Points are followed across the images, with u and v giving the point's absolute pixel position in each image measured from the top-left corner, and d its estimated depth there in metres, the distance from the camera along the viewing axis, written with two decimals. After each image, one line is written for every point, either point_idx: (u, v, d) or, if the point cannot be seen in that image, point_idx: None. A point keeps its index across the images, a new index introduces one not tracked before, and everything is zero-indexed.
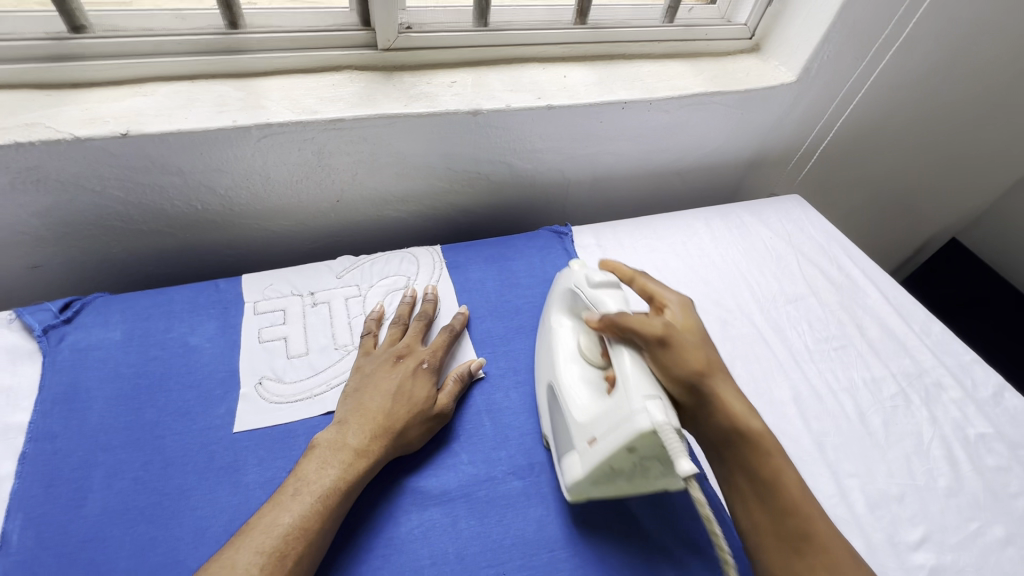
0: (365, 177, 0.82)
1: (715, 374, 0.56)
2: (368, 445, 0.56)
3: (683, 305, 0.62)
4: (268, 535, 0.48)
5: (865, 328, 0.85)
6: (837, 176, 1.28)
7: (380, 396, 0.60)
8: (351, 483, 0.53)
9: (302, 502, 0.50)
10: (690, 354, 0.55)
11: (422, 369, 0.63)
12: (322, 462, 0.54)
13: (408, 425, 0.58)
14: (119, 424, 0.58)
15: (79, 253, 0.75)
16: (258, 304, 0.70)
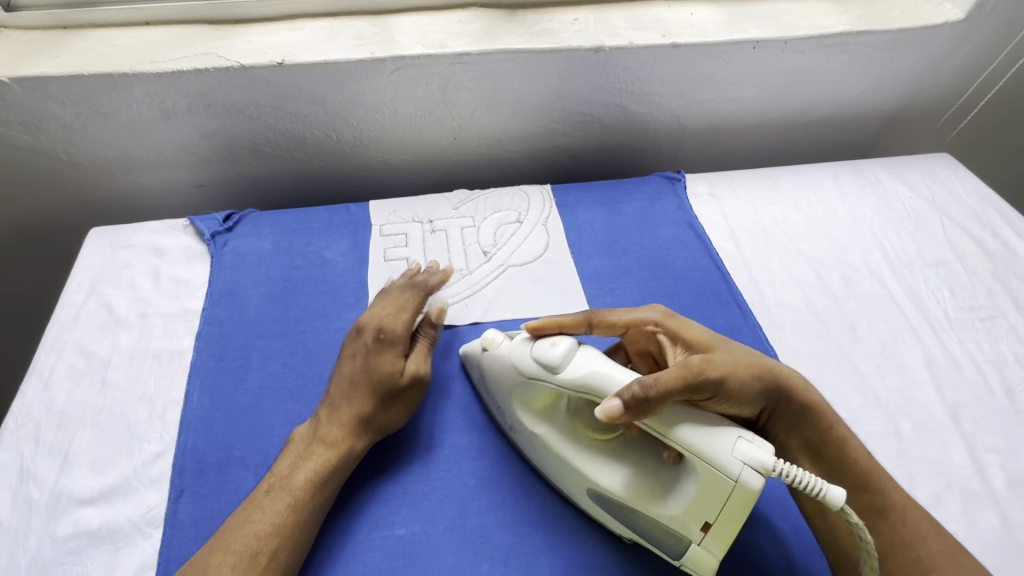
0: (483, 115, 0.85)
1: (762, 364, 0.52)
2: (337, 433, 0.55)
3: (666, 317, 0.56)
4: (308, 449, 0.54)
5: (1020, 300, 0.76)
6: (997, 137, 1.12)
7: (346, 376, 0.58)
8: (327, 473, 0.53)
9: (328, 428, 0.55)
10: (737, 360, 0.51)
11: (382, 336, 0.59)
12: (331, 407, 0.56)
13: (376, 405, 0.56)
14: (271, 319, 0.66)
15: (233, 175, 0.85)
16: (384, 227, 0.76)
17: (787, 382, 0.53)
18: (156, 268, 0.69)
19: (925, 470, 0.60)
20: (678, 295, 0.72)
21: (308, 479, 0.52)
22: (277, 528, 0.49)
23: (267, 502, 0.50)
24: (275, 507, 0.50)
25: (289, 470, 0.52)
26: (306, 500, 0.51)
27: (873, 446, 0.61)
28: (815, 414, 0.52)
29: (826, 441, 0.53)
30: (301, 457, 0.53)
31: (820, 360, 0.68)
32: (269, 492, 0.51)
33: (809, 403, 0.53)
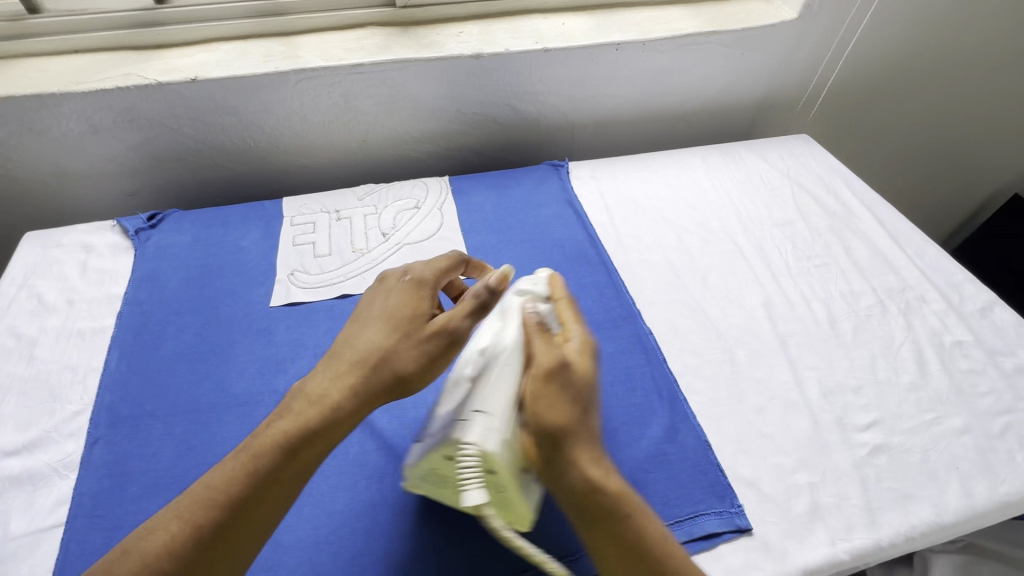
0: (386, 118, 0.96)
1: (574, 424, 0.48)
2: (331, 384, 0.49)
3: (585, 345, 0.51)
4: (298, 406, 0.49)
5: (851, 248, 0.88)
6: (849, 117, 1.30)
7: (371, 320, 0.53)
8: (308, 430, 0.47)
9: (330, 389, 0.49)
10: (558, 405, 0.48)
11: (404, 282, 0.55)
12: (336, 362, 0.51)
13: (388, 352, 0.51)
14: (187, 298, 0.75)
15: (163, 183, 0.95)
16: (295, 218, 0.86)
17: (598, 453, 0.48)
18: (84, 262, 0.78)
19: (753, 387, 0.70)
20: (553, 260, 0.83)
21: (285, 442, 0.46)
22: (233, 495, 0.44)
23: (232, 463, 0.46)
24: (239, 470, 0.45)
25: (268, 427, 0.48)
26: (273, 469, 0.46)
27: (709, 370, 0.71)
28: (592, 495, 0.47)
29: (591, 513, 0.47)
30: (284, 415, 0.48)
31: (673, 305, 0.78)
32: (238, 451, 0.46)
33: (594, 476, 0.47)
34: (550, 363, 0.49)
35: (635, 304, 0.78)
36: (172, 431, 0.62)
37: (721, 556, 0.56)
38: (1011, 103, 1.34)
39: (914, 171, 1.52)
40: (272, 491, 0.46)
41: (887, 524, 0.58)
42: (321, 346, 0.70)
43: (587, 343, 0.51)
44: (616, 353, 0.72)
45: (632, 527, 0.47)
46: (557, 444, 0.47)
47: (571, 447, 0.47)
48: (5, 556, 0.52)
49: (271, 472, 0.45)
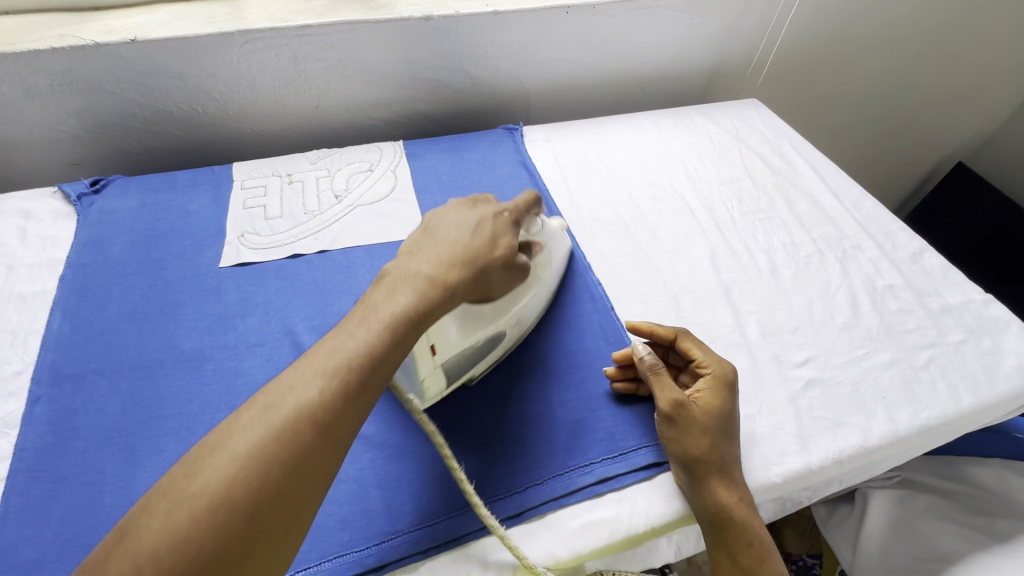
0: (338, 84, 0.95)
1: (724, 453, 0.57)
2: (440, 276, 0.51)
3: (720, 380, 0.60)
4: (408, 283, 0.50)
5: (794, 202, 0.91)
6: (798, 83, 1.34)
7: (454, 223, 0.57)
8: (344, 391, 0.42)
9: (360, 335, 0.45)
10: (691, 438, 0.57)
11: (503, 217, 0.60)
12: (369, 306, 0.48)
13: (488, 264, 0.55)
14: (133, 260, 0.74)
15: (107, 152, 0.93)
16: (245, 182, 0.85)
17: (730, 478, 0.56)
18: (23, 227, 0.76)
19: (696, 330, 0.73)
20: None
21: (324, 393, 0.41)
22: (274, 455, 0.38)
23: (257, 422, 0.39)
24: (276, 426, 0.39)
25: (295, 380, 0.42)
26: (323, 421, 0.41)
27: (655, 316, 0.74)
28: (724, 514, 0.55)
29: (720, 528, 0.55)
30: (308, 367, 0.43)
31: (622, 257, 0.80)
32: (260, 414, 0.40)
33: (724, 500, 0.55)
34: (668, 404, 0.58)
35: (584, 257, 0.80)
36: (118, 387, 0.61)
37: (663, 483, 0.59)
38: (949, 71, 1.40)
39: (865, 139, 1.57)
40: (319, 444, 0.40)
41: (818, 448, 0.62)
42: (272, 304, 0.70)
43: (725, 380, 0.61)
44: (566, 303, 0.74)
45: (755, 547, 0.55)
46: (694, 470, 0.57)
47: (703, 474, 0.56)
48: None
49: (317, 423, 0.40)
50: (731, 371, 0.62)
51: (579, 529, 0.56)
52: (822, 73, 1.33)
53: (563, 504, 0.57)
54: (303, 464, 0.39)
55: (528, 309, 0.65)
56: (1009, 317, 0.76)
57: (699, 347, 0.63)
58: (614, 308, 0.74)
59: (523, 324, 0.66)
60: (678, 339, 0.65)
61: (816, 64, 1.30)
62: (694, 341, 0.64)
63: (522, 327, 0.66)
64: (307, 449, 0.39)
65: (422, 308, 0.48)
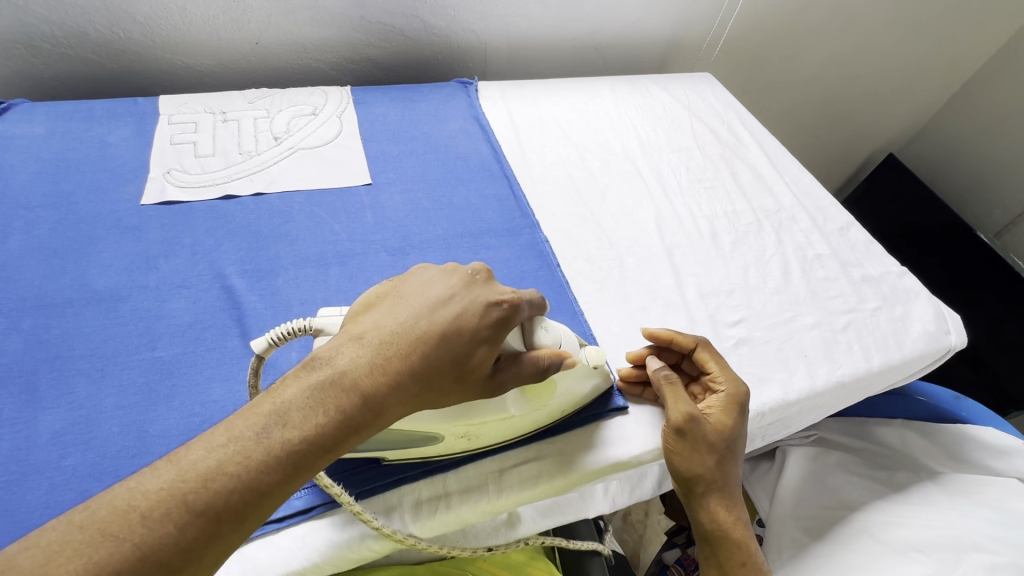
0: (280, 20, 0.89)
1: (725, 476, 0.59)
2: (380, 394, 0.41)
3: (731, 402, 0.59)
4: (351, 388, 0.40)
5: (738, 174, 0.94)
6: (751, 62, 1.37)
7: (448, 326, 0.44)
8: (246, 503, 0.34)
9: (229, 463, 0.35)
10: (697, 456, 0.57)
11: (492, 316, 0.45)
12: (278, 413, 0.38)
13: (446, 376, 0.43)
14: (39, 192, 0.67)
15: (11, 73, 0.83)
16: (173, 117, 0.79)
17: (727, 497, 0.60)
18: None
19: (639, 290, 0.74)
20: (456, 172, 0.82)
21: (224, 501, 0.34)
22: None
23: (86, 558, 0.30)
24: (105, 569, 0.30)
25: (146, 503, 0.32)
26: (215, 532, 0.33)
27: (599, 275, 0.75)
28: (717, 531, 0.60)
29: (713, 540, 0.60)
30: (172, 482, 0.33)
31: (572, 217, 0.81)
32: (92, 532, 0.31)
33: (721, 516, 0.59)
34: (678, 417, 0.57)
35: (534, 215, 0.79)
36: (19, 326, 0.56)
37: (598, 433, 0.60)
38: (888, 65, 1.47)
39: (808, 126, 1.64)
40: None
41: None
42: (200, 246, 0.66)
43: (736, 399, 0.59)
44: (513, 258, 0.73)
45: (747, 565, 0.59)
46: (693, 489, 0.59)
47: (701, 493, 0.59)
48: None
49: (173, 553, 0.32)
50: (743, 389, 0.60)
51: (511, 473, 0.56)
52: (775, 54, 1.37)
53: (501, 451, 0.57)
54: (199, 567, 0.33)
55: (496, 430, 0.53)
56: (920, 288, 0.82)
57: (715, 364, 0.62)
58: (560, 264, 0.74)
59: (481, 438, 0.54)
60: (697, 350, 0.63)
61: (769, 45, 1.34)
62: (712, 353, 0.63)
63: (483, 439, 0.55)
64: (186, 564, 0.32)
65: (341, 433, 0.39)
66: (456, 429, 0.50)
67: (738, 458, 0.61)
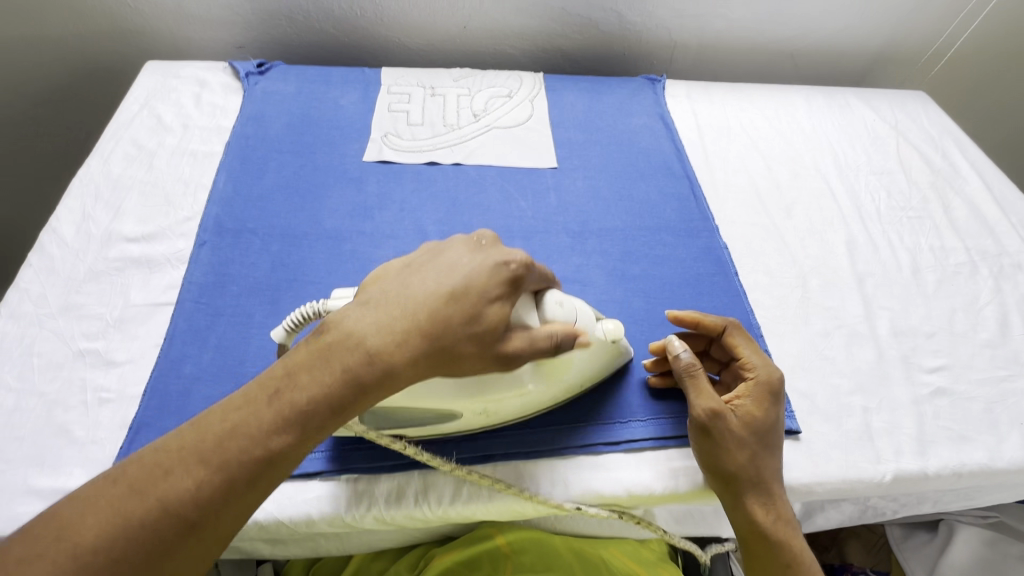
0: (490, 6, 0.95)
1: (767, 470, 0.52)
2: (387, 353, 0.42)
3: (755, 390, 0.54)
4: (352, 358, 0.42)
5: (951, 207, 0.83)
6: (971, 85, 1.20)
7: (458, 287, 0.44)
8: (257, 458, 0.39)
9: (292, 402, 0.41)
10: (732, 446, 0.51)
11: (505, 272, 0.46)
12: (323, 355, 0.42)
13: (455, 343, 0.43)
14: (287, 140, 0.79)
15: (269, 40, 0.99)
16: (392, 87, 0.88)
17: (767, 494, 0.52)
18: (197, 94, 0.84)
19: (822, 313, 0.69)
20: (637, 166, 0.82)
21: (232, 463, 0.39)
22: (160, 521, 0.37)
23: (123, 508, 0.37)
24: (136, 517, 0.37)
25: (169, 461, 0.38)
26: (232, 484, 0.39)
27: (778, 291, 0.71)
28: (761, 534, 0.51)
29: (752, 543, 0.52)
30: (190, 443, 0.39)
31: (753, 228, 0.77)
32: (193, 455, 0.39)
33: (760, 515, 0.51)
34: (704, 411, 0.52)
35: (713, 219, 0.77)
36: (269, 248, 0.67)
37: None
38: None
39: None
40: (190, 547, 0.38)
41: (935, 457, 0.59)
42: (406, 203, 0.74)
43: (766, 386, 0.54)
44: (689, 258, 0.72)
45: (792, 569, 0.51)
46: (732, 484, 0.52)
47: (739, 490, 0.51)
48: (126, 317, 0.61)
49: (255, 461, 0.39)
50: (777, 374, 0.56)
51: (676, 471, 0.56)
52: (1008, 76, 1.18)
53: (665, 446, 0.57)
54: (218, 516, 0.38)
55: (511, 406, 0.53)
56: None
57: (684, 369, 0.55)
58: (737, 273, 0.72)
59: (495, 416, 0.54)
60: (726, 334, 0.58)
61: (1002, 69, 1.16)
62: (742, 337, 0.58)
63: (497, 417, 0.55)
64: (196, 521, 0.38)
65: (345, 393, 0.41)
66: (470, 405, 0.50)
67: (776, 451, 0.54)
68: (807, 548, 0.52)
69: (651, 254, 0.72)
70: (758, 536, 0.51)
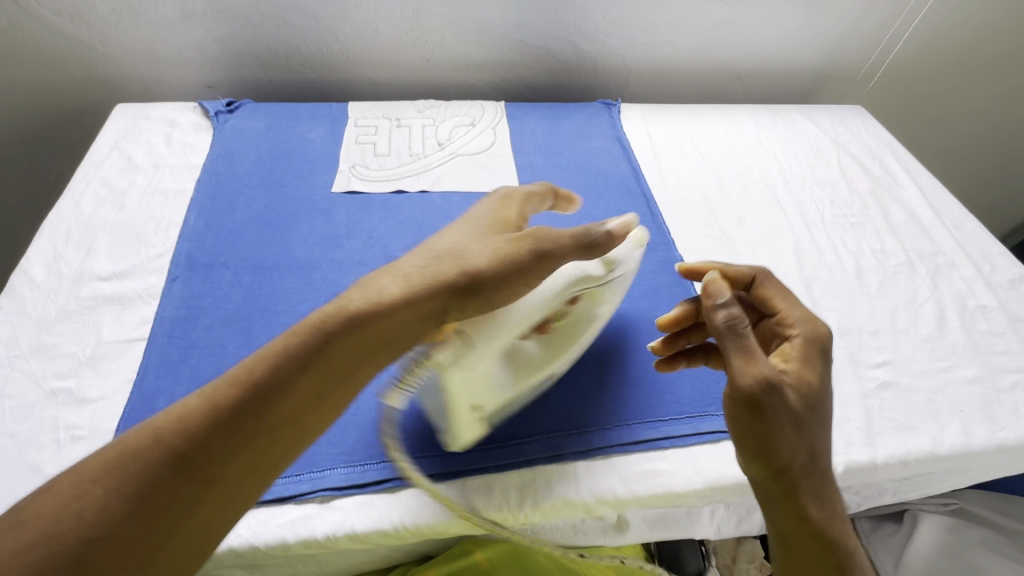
0: (451, 41, 1.00)
1: (821, 451, 0.48)
2: (388, 314, 0.45)
3: (796, 350, 0.52)
4: (352, 322, 0.44)
5: (889, 212, 0.89)
6: (907, 98, 1.29)
7: (455, 250, 0.50)
8: (259, 405, 0.41)
9: (305, 340, 0.43)
10: (790, 426, 0.46)
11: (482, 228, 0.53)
12: (328, 316, 0.45)
13: (462, 287, 0.47)
14: (258, 174, 0.82)
15: (238, 79, 1.02)
16: (359, 120, 0.92)
17: (821, 483, 0.48)
18: (168, 133, 0.86)
19: None
20: (596, 186, 0.87)
21: (230, 413, 0.40)
22: (158, 466, 0.38)
23: (132, 448, 0.38)
24: (137, 458, 0.38)
25: (181, 410, 0.40)
26: (231, 431, 0.40)
27: None
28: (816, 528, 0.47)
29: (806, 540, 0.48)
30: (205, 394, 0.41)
31: (706, 240, 0.82)
32: (203, 402, 0.41)
33: (816, 511, 0.47)
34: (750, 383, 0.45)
35: (669, 233, 0.81)
36: (241, 280, 0.69)
37: (725, 451, 0.61)
38: None
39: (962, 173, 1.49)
40: (193, 488, 0.39)
41: (883, 446, 0.63)
42: (375, 230, 0.76)
43: (812, 345, 0.52)
44: (647, 271, 0.76)
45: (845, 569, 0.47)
46: (790, 475, 0.47)
47: (795, 480, 0.47)
48: (99, 354, 0.62)
49: (250, 398, 0.41)
50: (824, 331, 0.54)
51: (640, 475, 0.59)
52: (939, 88, 1.27)
53: (628, 451, 0.60)
54: (213, 467, 0.39)
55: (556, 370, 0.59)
56: None
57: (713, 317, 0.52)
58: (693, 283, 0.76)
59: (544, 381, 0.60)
60: (755, 282, 0.58)
61: (933, 82, 1.25)
62: (775, 287, 0.58)
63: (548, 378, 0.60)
64: (198, 466, 0.39)
65: (339, 353, 0.44)
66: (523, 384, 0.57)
67: (826, 426, 0.50)
68: (855, 536, 0.49)
69: None
70: (811, 534, 0.47)
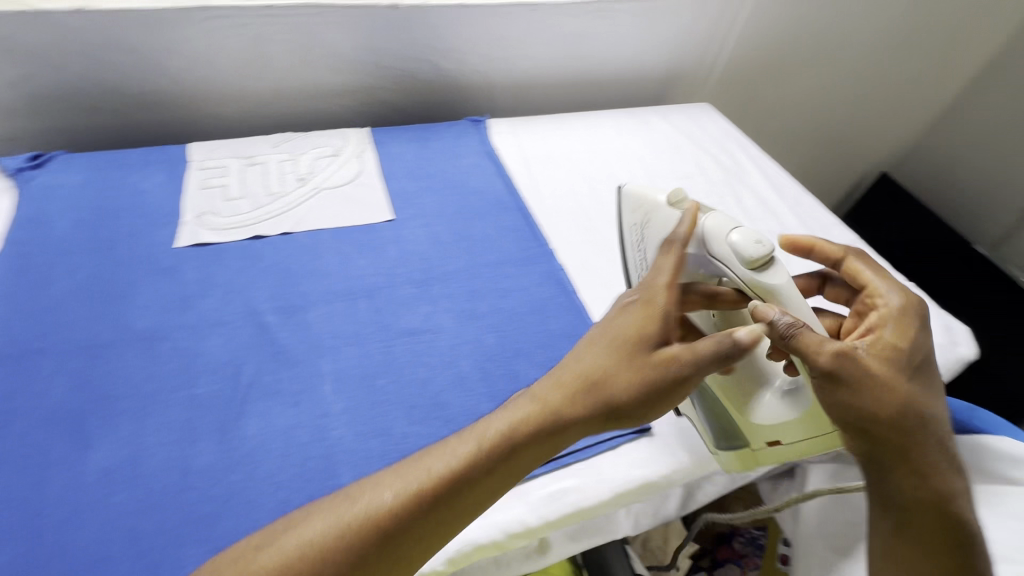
0: (301, 68, 0.94)
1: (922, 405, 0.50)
2: (459, 491, 0.46)
3: (901, 306, 0.55)
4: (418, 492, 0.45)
5: (742, 199, 0.98)
6: (744, 92, 1.43)
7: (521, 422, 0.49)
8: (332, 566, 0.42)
9: (457, 452, 0.48)
10: (888, 376, 0.49)
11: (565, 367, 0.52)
12: (399, 474, 0.47)
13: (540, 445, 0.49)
14: (79, 238, 0.70)
15: (47, 127, 0.88)
16: (202, 162, 0.83)
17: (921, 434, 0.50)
18: None
19: None
20: (472, 206, 0.85)
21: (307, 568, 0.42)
22: None
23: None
24: None
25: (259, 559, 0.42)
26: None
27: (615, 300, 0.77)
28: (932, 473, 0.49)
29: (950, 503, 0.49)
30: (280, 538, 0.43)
31: (585, 246, 0.83)
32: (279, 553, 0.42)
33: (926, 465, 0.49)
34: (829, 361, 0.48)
35: (548, 244, 0.82)
36: (65, 368, 0.58)
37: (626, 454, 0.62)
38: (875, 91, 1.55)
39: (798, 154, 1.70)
40: None
41: None
42: (233, 284, 0.69)
43: (900, 310, 0.55)
44: (531, 286, 0.76)
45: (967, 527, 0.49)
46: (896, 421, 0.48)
47: (910, 428, 0.49)
48: None
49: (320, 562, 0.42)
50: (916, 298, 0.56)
51: (545, 499, 0.58)
52: (768, 82, 1.43)
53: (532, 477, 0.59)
54: None
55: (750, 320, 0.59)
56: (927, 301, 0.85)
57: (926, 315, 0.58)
58: (576, 291, 0.77)
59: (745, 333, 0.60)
60: (847, 259, 0.62)
61: (762, 77, 1.40)
62: (865, 262, 0.61)
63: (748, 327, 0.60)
64: None
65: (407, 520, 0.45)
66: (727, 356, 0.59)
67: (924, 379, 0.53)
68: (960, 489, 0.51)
69: (495, 288, 0.74)
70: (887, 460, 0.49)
